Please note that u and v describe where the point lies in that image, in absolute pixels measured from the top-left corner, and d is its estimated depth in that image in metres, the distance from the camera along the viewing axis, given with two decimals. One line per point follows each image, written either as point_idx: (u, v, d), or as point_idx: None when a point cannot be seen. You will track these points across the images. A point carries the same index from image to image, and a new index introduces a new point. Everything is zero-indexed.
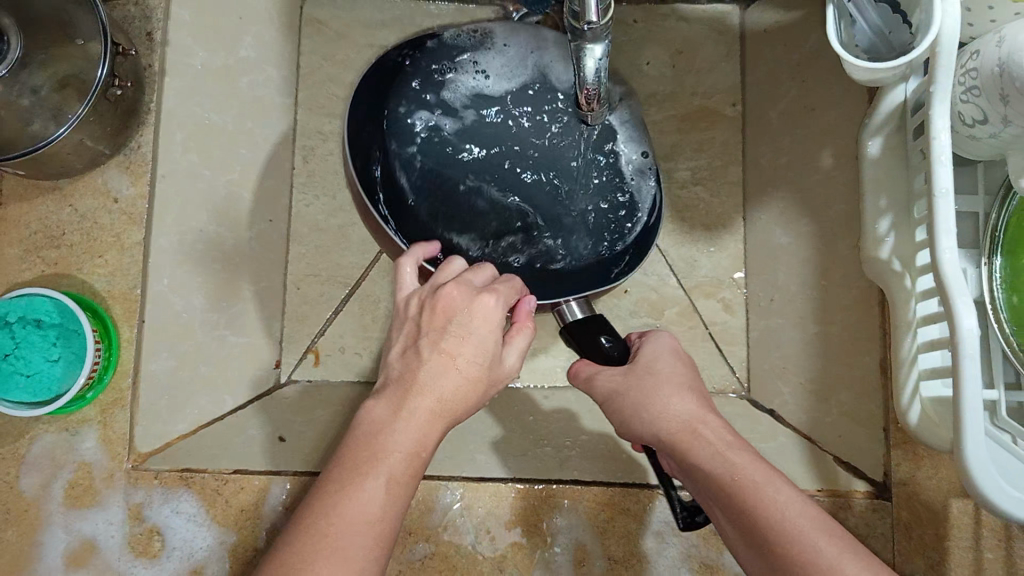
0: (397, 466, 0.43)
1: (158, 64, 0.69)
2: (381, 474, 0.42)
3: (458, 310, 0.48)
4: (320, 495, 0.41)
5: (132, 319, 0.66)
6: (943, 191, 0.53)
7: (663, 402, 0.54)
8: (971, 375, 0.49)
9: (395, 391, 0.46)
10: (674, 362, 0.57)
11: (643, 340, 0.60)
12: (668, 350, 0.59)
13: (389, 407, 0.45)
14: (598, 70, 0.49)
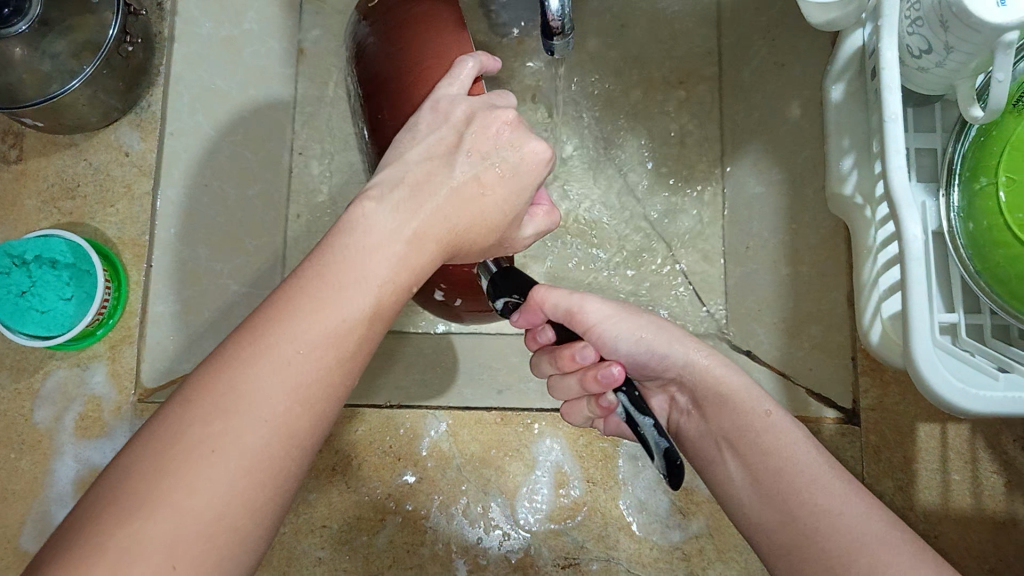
0: (380, 294, 0.42)
1: (168, 32, 0.77)
2: (360, 299, 0.42)
3: (506, 145, 0.49)
4: (292, 295, 0.41)
5: (141, 264, 0.72)
6: (891, 116, 0.57)
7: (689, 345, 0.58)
8: (917, 276, 0.52)
9: (400, 212, 0.45)
10: (651, 314, 0.59)
11: None
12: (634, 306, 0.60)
13: (388, 223, 0.44)
14: (562, 7, 0.54)
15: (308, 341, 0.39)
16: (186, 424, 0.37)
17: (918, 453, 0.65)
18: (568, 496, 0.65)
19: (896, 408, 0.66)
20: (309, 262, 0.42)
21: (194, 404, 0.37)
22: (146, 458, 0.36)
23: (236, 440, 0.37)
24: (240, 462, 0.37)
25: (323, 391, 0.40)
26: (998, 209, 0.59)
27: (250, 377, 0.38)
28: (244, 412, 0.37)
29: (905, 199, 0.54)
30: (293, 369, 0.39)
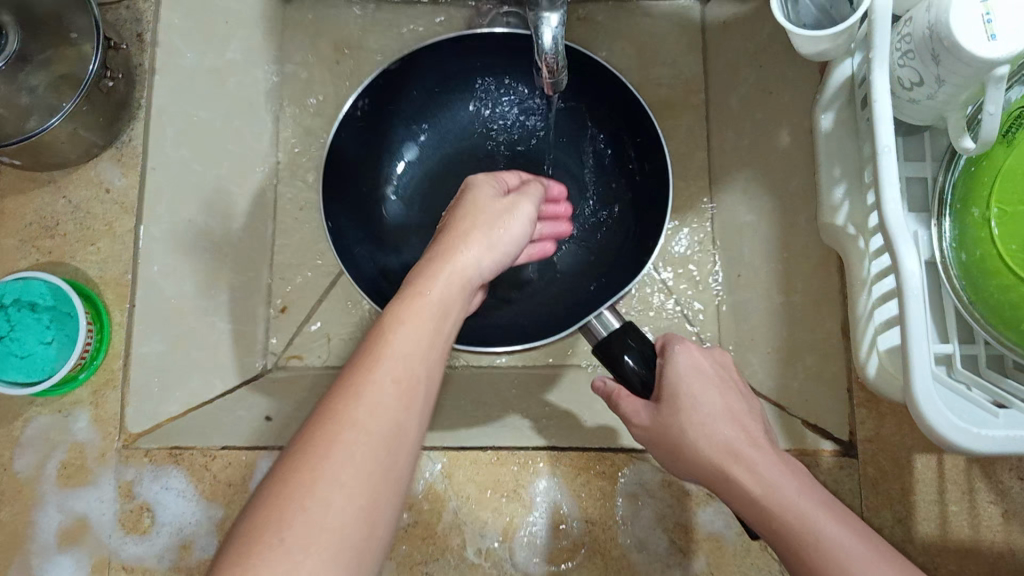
0: (413, 365, 0.48)
1: (149, 62, 0.71)
2: (391, 368, 0.46)
3: (468, 208, 0.61)
4: (327, 409, 0.44)
5: (124, 304, 0.69)
6: (885, 149, 0.57)
7: (704, 425, 0.56)
8: (915, 312, 0.52)
9: (416, 310, 0.51)
10: (700, 388, 0.58)
11: (664, 360, 0.60)
12: (690, 368, 0.59)
13: (395, 317, 0.50)
14: (555, 39, 0.52)
15: (344, 444, 0.43)
16: (241, 546, 0.39)
17: (915, 485, 0.64)
18: (567, 537, 0.64)
19: (892, 438, 0.66)
20: (337, 379, 0.47)
21: (250, 527, 0.40)
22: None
23: (292, 553, 0.39)
24: (299, 573, 0.38)
25: (371, 490, 0.42)
26: (991, 240, 0.59)
27: (292, 489, 0.41)
28: (292, 523, 0.40)
29: (902, 234, 0.54)
30: (337, 473, 0.42)
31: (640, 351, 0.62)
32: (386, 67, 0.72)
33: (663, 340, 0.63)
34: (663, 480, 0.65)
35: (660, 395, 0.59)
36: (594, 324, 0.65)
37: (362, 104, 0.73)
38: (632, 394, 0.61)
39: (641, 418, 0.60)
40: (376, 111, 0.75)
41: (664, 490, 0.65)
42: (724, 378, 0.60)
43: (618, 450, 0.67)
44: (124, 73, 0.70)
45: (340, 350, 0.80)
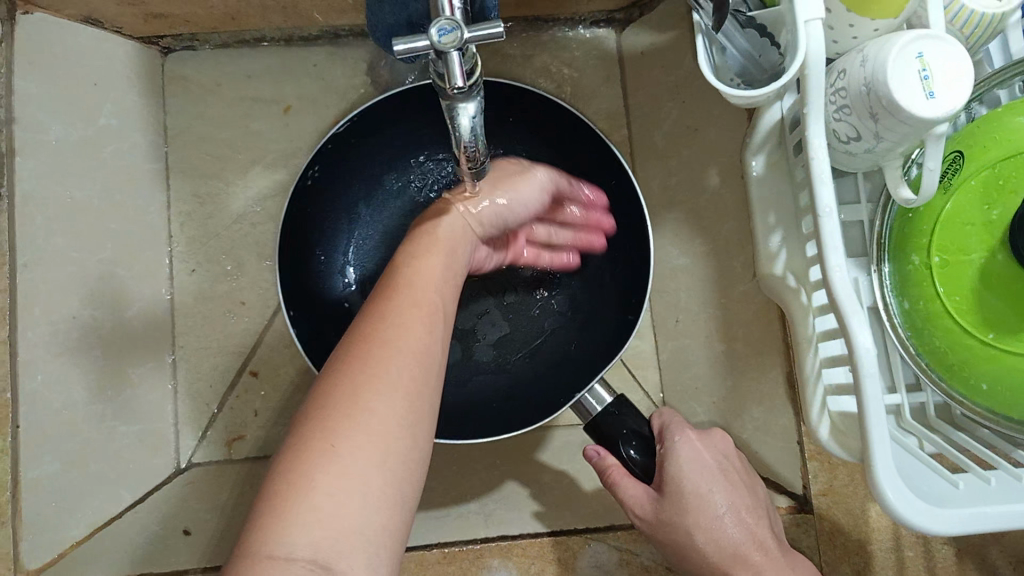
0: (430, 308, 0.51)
1: (4, 145, 0.64)
2: (411, 311, 0.50)
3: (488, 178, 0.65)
4: (360, 331, 0.48)
5: (4, 428, 0.62)
6: (826, 210, 0.53)
7: (713, 525, 0.57)
8: (872, 393, 0.50)
9: (426, 259, 0.55)
10: (703, 480, 0.59)
11: (667, 449, 0.60)
12: (693, 462, 0.60)
13: (405, 270, 0.54)
14: (474, 128, 0.47)
15: (378, 360, 0.46)
16: (290, 454, 0.42)
17: (871, 534, 0.63)
18: None
19: (846, 490, 0.64)
20: (364, 309, 0.51)
21: (299, 436, 0.43)
22: (270, 491, 0.42)
23: (344, 457, 0.42)
24: (349, 476, 0.42)
25: (407, 400, 0.45)
26: (937, 293, 0.57)
27: (335, 402, 0.44)
28: (340, 433, 0.43)
29: (851, 307, 0.51)
30: (376, 385, 0.45)
31: (639, 434, 0.62)
32: (333, 132, 0.69)
33: (658, 422, 0.63)
34: (620, 560, 0.66)
35: (662, 486, 0.59)
36: (585, 398, 0.64)
37: (312, 173, 0.70)
38: (629, 478, 0.61)
39: (642, 507, 0.60)
40: (328, 179, 0.72)
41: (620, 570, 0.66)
42: (724, 468, 0.61)
43: (568, 533, 0.67)
44: None
45: (267, 440, 0.73)
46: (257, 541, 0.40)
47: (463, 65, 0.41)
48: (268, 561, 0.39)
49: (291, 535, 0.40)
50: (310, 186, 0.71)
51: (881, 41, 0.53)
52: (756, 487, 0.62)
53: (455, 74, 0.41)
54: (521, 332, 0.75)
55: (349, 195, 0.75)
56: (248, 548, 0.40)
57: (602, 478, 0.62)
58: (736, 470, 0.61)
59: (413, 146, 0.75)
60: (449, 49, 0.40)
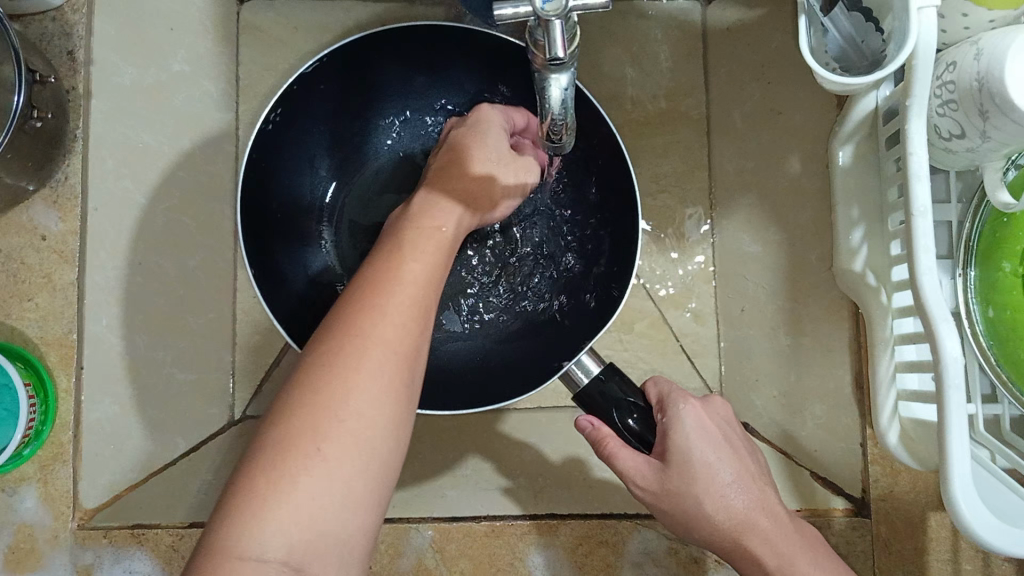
0: (421, 294, 0.47)
1: (83, 85, 0.68)
2: (403, 297, 0.46)
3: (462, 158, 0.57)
4: (342, 317, 0.45)
5: (69, 367, 0.66)
6: (921, 209, 0.50)
7: (722, 497, 0.53)
8: (955, 405, 0.47)
9: (410, 241, 0.50)
10: (708, 448, 0.53)
11: (669, 419, 0.54)
12: (699, 431, 0.54)
13: (397, 250, 0.50)
14: (564, 100, 0.43)
15: (365, 355, 0.43)
16: (269, 449, 0.41)
17: (929, 544, 0.63)
18: None
19: (906, 497, 0.64)
20: (347, 291, 0.47)
21: (280, 429, 0.41)
22: (245, 485, 0.40)
23: (330, 461, 0.40)
24: (330, 481, 0.40)
25: (391, 405, 0.43)
26: None
27: (319, 398, 0.42)
28: (323, 433, 0.41)
29: (941, 314, 0.49)
30: (362, 383, 0.42)
31: (638, 402, 0.55)
32: (301, 72, 0.60)
33: (655, 390, 0.57)
34: (668, 547, 0.66)
35: (667, 455, 0.53)
36: (572, 369, 0.56)
37: (274, 117, 0.61)
38: (627, 447, 0.54)
39: (643, 477, 0.54)
40: (291, 122, 0.63)
41: (669, 559, 0.66)
42: (728, 434, 0.55)
43: (620, 516, 0.67)
44: (53, 109, 0.66)
45: None
46: (229, 537, 0.39)
47: (564, 34, 0.38)
48: (240, 563, 0.38)
49: (267, 537, 0.39)
50: (274, 127, 0.61)
51: (999, 34, 0.50)
52: (758, 456, 0.57)
53: (555, 44, 0.38)
54: (494, 301, 0.69)
55: (308, 144, 0.66)
56: (219, 542, 0.39)
57: (595, 447, 0.55)
58: (739, 438, 0.56)
59: (388, 83, 0.67)
60: (553, 16, 0.37)
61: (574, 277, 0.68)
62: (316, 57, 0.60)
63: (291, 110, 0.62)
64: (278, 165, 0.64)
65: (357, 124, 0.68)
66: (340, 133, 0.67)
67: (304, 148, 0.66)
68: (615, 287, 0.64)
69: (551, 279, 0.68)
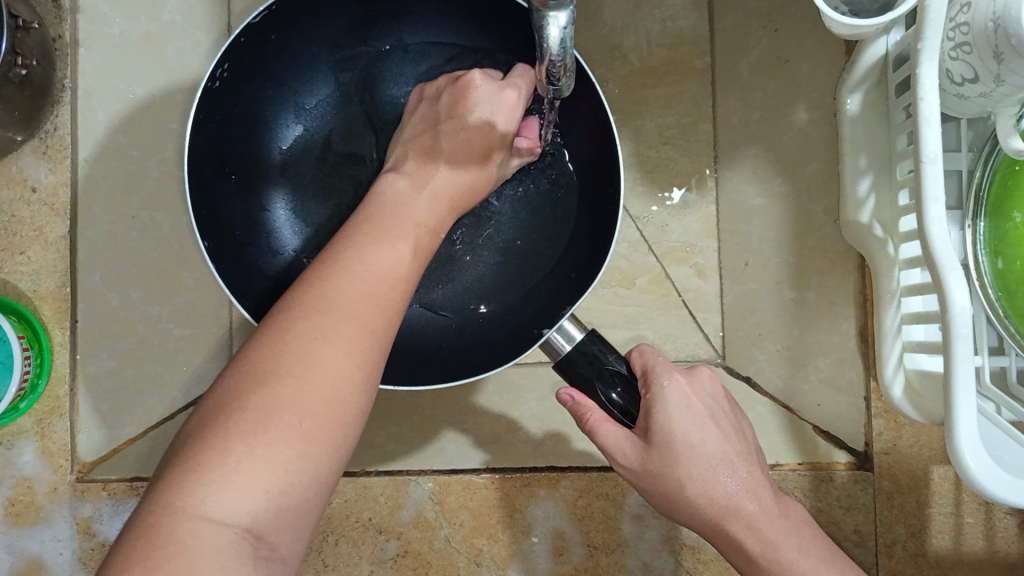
0: (397, 277, 0.45)
1: (70, 34, 0.68)
2: (380, 280, 0.44)
3: (450, 115, 0.55)
4: (317, 286, 0.43)
5: (63, 321, 0.67)
6: (930, 155, 0.48)
7: (707, 478, 0.52)
8: (961, 357, 0.46)
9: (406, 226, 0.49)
10: (692, 428, 0.52)
11: (654, 400, 0.52)
12: (683, 410, 0.52)
13: (375, 229, 0.47)
14: (563, 40, 0.41)
15: (352, 334, 0.42)
16: (246, 410, 0.38)
17: (931, 497, 0.65)
18: (567, 562, 0.66)
19: (910, 450, 0.65)
20: (340, 259, 0.44)
21: (257, 389, 0.39)
22: (210, 438, 0.37)
23: (301, 430, 0.38)
24: (304, 458, 0.38)
25: (364, 385, 0.41)
26: None
27: (308, 370, 0.40)
28: (306, 404, 0.39)
29: (949, 263, 0.47)
30: (337, 357, 0.40)
31: (623, 375, 0.52)
32: (247, 22, 0.54)
33: (640, 361, 0.54)
34: None
35: (650, 435, 0.52)
36: (552, 337, 0.53)
37: (221, 73, 0.55)
38: (609, 421, 0.53)
39: (625, 458, 0.52)
40: (243, 77, 0.57)
41: None
42: (714, 412, 0.53)
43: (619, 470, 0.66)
44: (39, 56, 0.65)
45: None
46: (183, 493, 0.36)
47: None
48: (200, 523, 0.35)
49: (233, 500, 0.36)
50: (222, 80, 0.56)
51: None
52: (745, 427, 0.55)
53: None
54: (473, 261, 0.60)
55: (267, 102, 0.59)
56: (175, 495, 0.36)
57: (576, 421, 0.54)
58: (726, 414, 0.54)
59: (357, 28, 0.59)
60: None
61: (565, 250, 0.60)
62: (264, 6, 0.55)
63: (239, 60, 0.56)
64: (228, 124, 0.57)
65: (314, 75, 0.59)
66: (296, 85, 0.59)
67: (256, 107, 0.58)
68: (598, 250, 0.57)
69: (545, 255, 0.60)
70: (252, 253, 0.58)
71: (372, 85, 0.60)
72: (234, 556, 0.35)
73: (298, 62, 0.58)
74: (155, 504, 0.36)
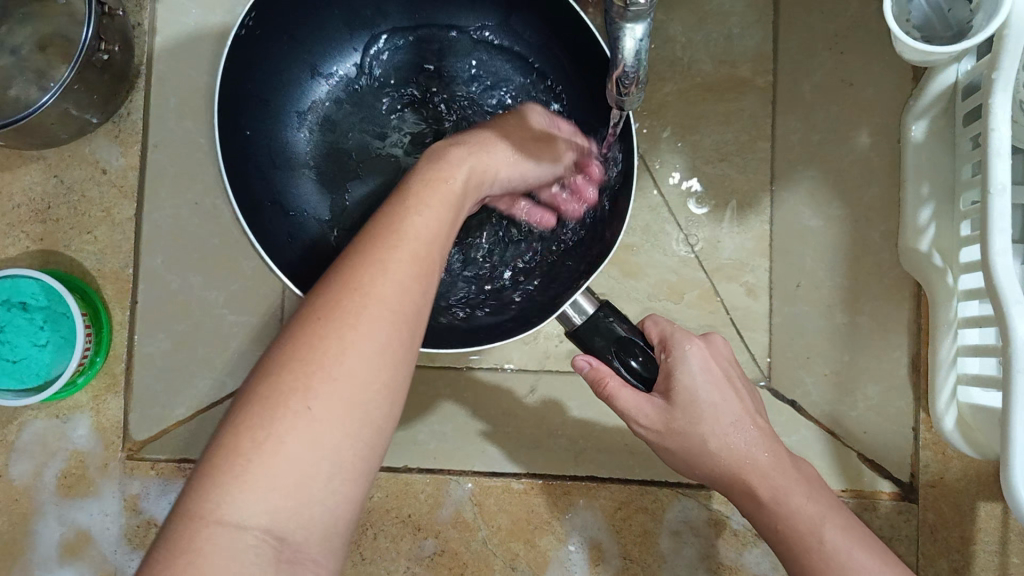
0: (425, 250, 0.43)
1: (148, 23, 0.70)
2: (403, 256, 0.41)
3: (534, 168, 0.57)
4: (342, 267, 0.40)
5: (124, 301, 0.69)
6: (999, 187, 0.48)
7: (723, 433, 0.53)
8: (1021, 391, 0.46)
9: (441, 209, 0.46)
10: (712, 389, 0.53)
11: (675, 360, 0.53)
12: (704, 371, 0.53)
13: (398, 212, 0.44)
14: (638, 53, 0.42)
15: (371, 316, 0.38)
16: (256, 404, 0.36)
17: (976, 534, 0.63)
18: (602, 572, 0.66)
19: (956, 484, 0.64)
20: (368, 240, 0.42)
21: (272, 377, 0.37)
22: (227, 438, 0.36)
23: (317, 421, 0.36)
24: (320, 449, 0.36)
25: (389, 368, 0.38)
26: None
27: (324, 356, 0.37)
28: (320, 391, 0.36)
29: (1013, 297, 0.47)
30: (356, 340, 0.37)
31: (643, 344, 0.52)
32: None
33: (655, 330, 0.55)
34: (709, 518, 0.66)
35: (672, 394, 0.52)
36: (566, 309, 0.53)
37: (248, 23, 0.55)
38: (628, 387, 0.53)
39: (647, 418, 0.53)
40: (268, 35, 0.58)
41: (709, 530, 0.65)
42: (730, 374, 0.55)
43: (660, 483, 0.66)
44: (120, 43, 0.66)
45: None
46: (204, 498, 0.35)
47: None
48: (217, 529, 0.34)
49: (245, 502, 0.35)
50: (251, 37, 0.56)
51: None
52: (756, 396, 0.57)
53: None
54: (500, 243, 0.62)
55: (287, 70, 0.61)
56: (196, 502, 0.35)
57: (593, 387, 0.54)
58: (739, 376, 0.56)
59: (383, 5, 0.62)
60: None
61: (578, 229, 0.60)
62: None
63: (269, 18, 0.57)
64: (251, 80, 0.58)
65: (332, 47, 0.62)
66: (314, 49, 0.62)
67: (277, 68, 0.60)
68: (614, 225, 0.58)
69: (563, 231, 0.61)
70: (270, 215, 0.59)
71: (388, 64, 0.64)
72: (253, 559, 0.34)
73: (321, 30, 0.61)
74: (180, 515, 0.35)
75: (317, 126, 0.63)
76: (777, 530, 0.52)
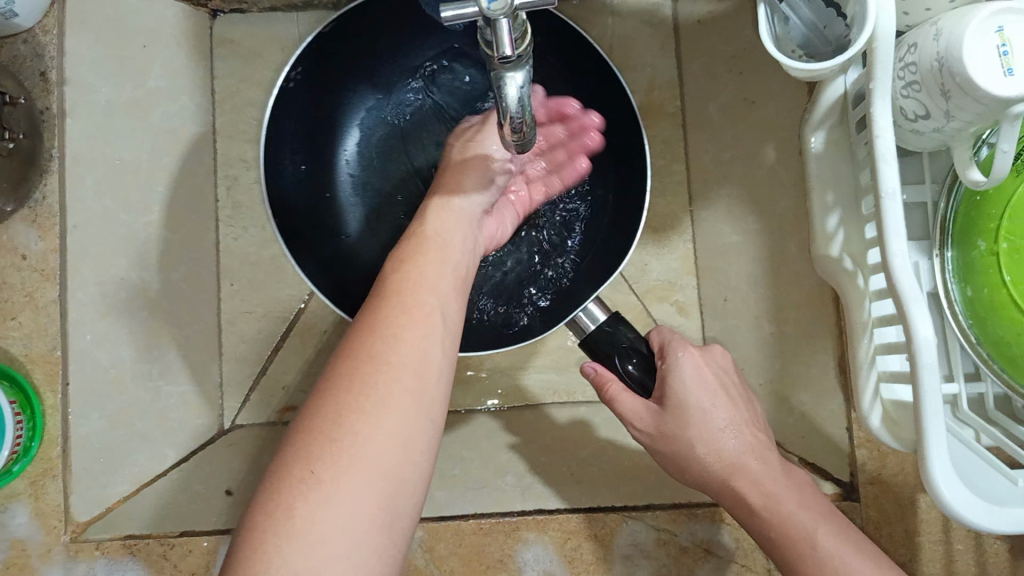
0: (416, 317, 0.50)
1: (57, 106, 0.70)
2: (395, 331, 0.48)
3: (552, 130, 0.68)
4: (348, 349, 0.48)
5: (54, 385, 0.68)
6: (889, 192, 0.50)
7: (717, 438, 0.56)
8: (929, 386, 0.47)
9: (429, 277, 0.53)
10: (702, 393, 0.56)
11: (669, 365, 0.57)
12: (696, 378, 0.56)
13: (390, 293, 0.51)
14: (521, 99, 0.43)
15: (373, 383, 0.46)
16: (276, 476, 0.43)
17: (920, 525, 0.64)
18: None
19: (895, 480, 0.65)
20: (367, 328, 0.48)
21: (290, 451, 0.44)
22: (256, 515, 0.42)
23: (327, 484, 0.42)
24: (335, 510, 0.41)
25: (393, 428, 0.45)
26: (1003, 280, 0.53)
27: (333, 429, 0.44)
28: (329, 462, 0.43)
29: (912, 295, 0.48)
30: (360, 408, 0.45)
31: (640, 351, 0.58)
32: (320, 30, 0.67)
33: (658, 338, 0.60)
34: (657, 539, 0.66)
35: (664, 400, 0.56)
36: (580, 316, 0.60)
37: (295, 74, 0.68)
38: (627, 392, 0.57)
39: (642, 422, 0.57)
40: (313, 88, 0.70)
41: (659, 550, 0.66)
42: (724, 382, 0.58)
43: (608, 509, 0.67)
44: (25, 131, 0.67)
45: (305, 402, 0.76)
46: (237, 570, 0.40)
47: (513, 33, 0.38)
48: None
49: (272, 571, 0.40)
50: (295, 88, 0.69)
51: (958, 15, 0.50)
52: (752, 402, 0.60)
53: (503, 42, 0.38)
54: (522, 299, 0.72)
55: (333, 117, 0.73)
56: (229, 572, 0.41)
57: (598, 393, 0.59)
58: (735, 385, 0.59)
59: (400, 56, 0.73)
60: (500, 17, 0.37)
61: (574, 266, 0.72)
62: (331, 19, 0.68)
63: (313, 72, 0.70)
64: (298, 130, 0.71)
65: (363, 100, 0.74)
66: (351, 101, 0.73)
67: (324, 117, 0.72)
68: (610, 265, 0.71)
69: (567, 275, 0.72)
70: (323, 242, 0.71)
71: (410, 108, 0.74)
72: None
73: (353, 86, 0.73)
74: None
75: (356, 166, 0.74)
76: (771, 537, 0.54)
